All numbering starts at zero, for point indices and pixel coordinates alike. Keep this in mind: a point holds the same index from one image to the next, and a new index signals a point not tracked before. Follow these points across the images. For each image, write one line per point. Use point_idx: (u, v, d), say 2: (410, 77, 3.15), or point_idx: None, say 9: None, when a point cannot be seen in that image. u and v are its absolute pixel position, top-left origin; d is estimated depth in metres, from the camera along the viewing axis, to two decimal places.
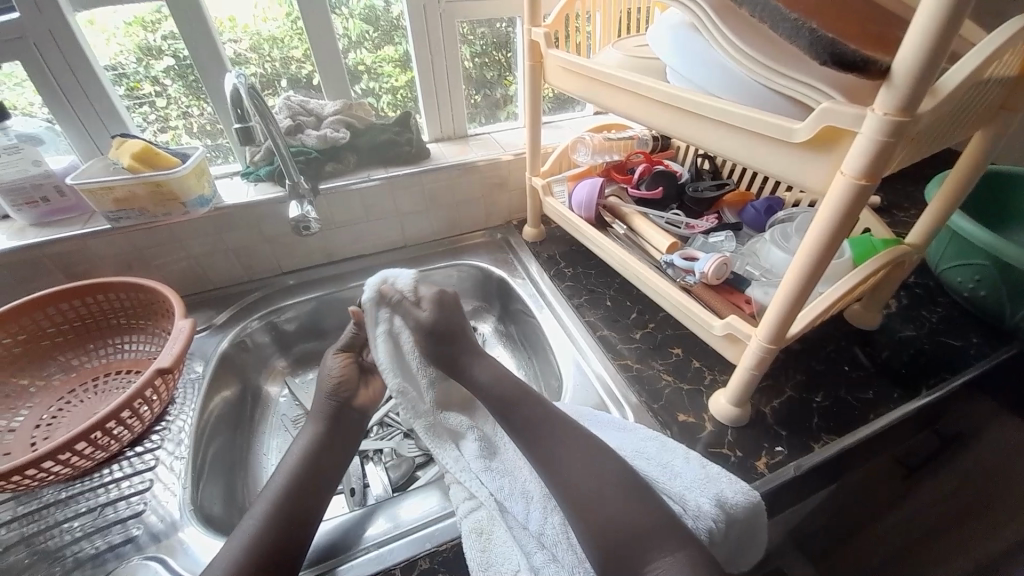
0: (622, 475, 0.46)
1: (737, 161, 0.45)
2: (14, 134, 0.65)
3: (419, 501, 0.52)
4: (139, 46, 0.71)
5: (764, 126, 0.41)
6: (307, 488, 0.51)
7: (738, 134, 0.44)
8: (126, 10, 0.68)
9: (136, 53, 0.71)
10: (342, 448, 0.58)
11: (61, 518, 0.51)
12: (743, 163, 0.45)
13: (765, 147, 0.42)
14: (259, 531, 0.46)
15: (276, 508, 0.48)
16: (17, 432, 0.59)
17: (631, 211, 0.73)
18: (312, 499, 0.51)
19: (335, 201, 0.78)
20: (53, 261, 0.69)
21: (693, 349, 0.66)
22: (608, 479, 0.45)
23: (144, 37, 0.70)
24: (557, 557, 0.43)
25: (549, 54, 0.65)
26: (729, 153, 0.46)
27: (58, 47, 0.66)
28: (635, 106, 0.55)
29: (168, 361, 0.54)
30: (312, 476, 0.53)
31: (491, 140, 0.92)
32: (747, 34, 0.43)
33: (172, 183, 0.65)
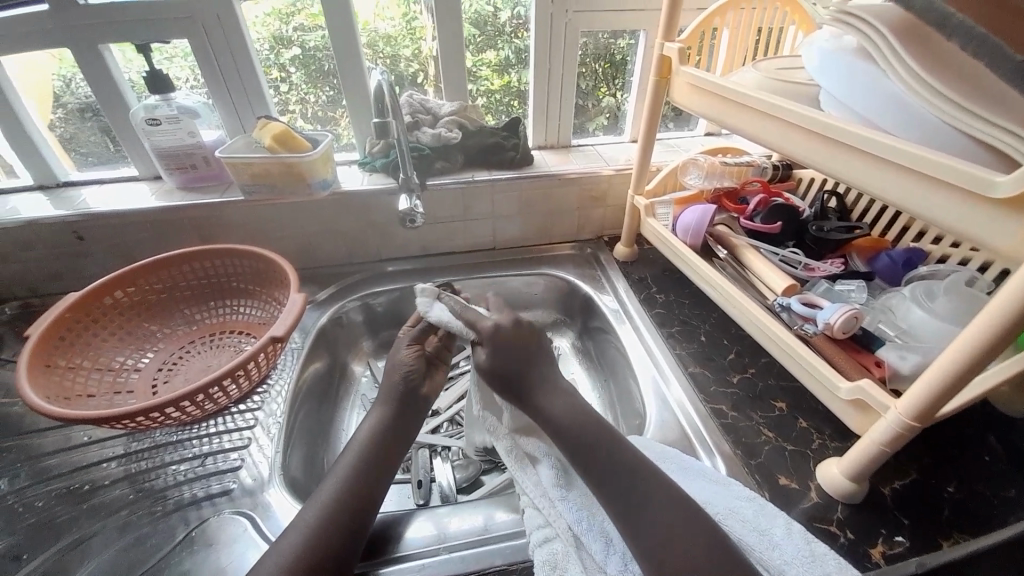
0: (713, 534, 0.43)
1: (903, 208, 0.40)
2: (176, 106, 0.73)
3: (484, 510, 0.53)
4: (274, 35, 0.77)
5: (950, 174, 0.35)
6: (374, 470, 0.52)
7: (911, 180, 0.39)
8: (266, 2, 0.75)
9: (270, 41, 0.78)
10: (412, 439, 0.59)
11: (168, 460, 0.57)
12: (911, 212, 0.40)
13: (948, 199, 0.37)
14: (331, 501, 0.47)
15: (347, 483, 0.49)
16: (142, 372, 0.66)
17: (742, 243, 0.68)
18: (380, 476, 0.52)
19: (440, 197, 0.80)
20: (191, 222, 0.77)
21: (798, 405, 0.60)
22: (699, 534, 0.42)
23: (279, 28, 0.77)
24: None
25: (681, 70, 0.61)
26: (893, 198, 0.41)
27: (222, 33, 0.74)
28: (775, 133, 0.51)
29: (280, 331, 0.58)
30: (373, 461, 0.53)
31: (595, 152, 0.90)
32: (936, 66, 0.38)
33: (303, 165, 0.70)
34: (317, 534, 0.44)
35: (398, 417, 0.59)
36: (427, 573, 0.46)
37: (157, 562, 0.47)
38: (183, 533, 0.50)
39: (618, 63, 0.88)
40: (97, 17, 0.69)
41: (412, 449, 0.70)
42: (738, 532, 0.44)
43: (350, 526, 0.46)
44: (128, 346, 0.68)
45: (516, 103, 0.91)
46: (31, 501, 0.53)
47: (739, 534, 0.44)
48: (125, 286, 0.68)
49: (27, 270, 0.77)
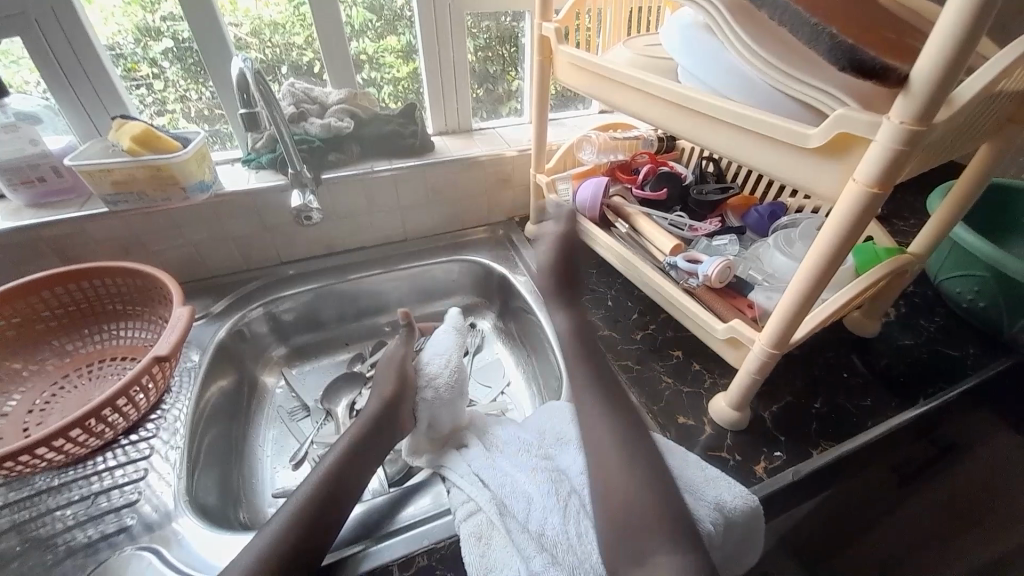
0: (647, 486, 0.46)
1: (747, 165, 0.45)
2: (12, 113, 0.62)
3: (416, 500, 0.53)
4: (138, 27, 0.69)
5: (779, 131, 0.40)
6: (342, 495, 0.50)
7: (751, 139, 0.44)
8: None
9: (135, 33, 0.69)
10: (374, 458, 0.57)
11: (52, 506, 0.50)
12: (753, 168, 0.45)
13: (778, 153, 0.42)
14: (280, 533, 0.45)
15: (305, 509, 0.47)
16: (9, 417, 0.58)
17: (635, 211, 0.72)
18: (343, 495, 0.50)
19: (339, 191, 0.77)
20: (46, 243, 0.67)
21: (693, 352, 0.66)
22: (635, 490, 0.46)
23: (143, 18, 0.68)
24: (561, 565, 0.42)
25: (560, 50, 0.64)
26: (740, 157, 0.46)
27: (59, 25, 0.64)
28: (647, 107, 0.54)
29: (166, 349, 0.53)
30: (335, 484, 0.51)
31: (496, 135, 0.91)
32: (761, 36, 0.43)
33: (173, 168, 0.64)
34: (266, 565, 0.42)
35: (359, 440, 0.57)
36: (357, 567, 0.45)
37: None
38: None
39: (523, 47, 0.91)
40: None
41: None
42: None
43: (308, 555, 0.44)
44: None
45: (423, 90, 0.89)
46: None
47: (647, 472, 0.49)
48: None
49: None
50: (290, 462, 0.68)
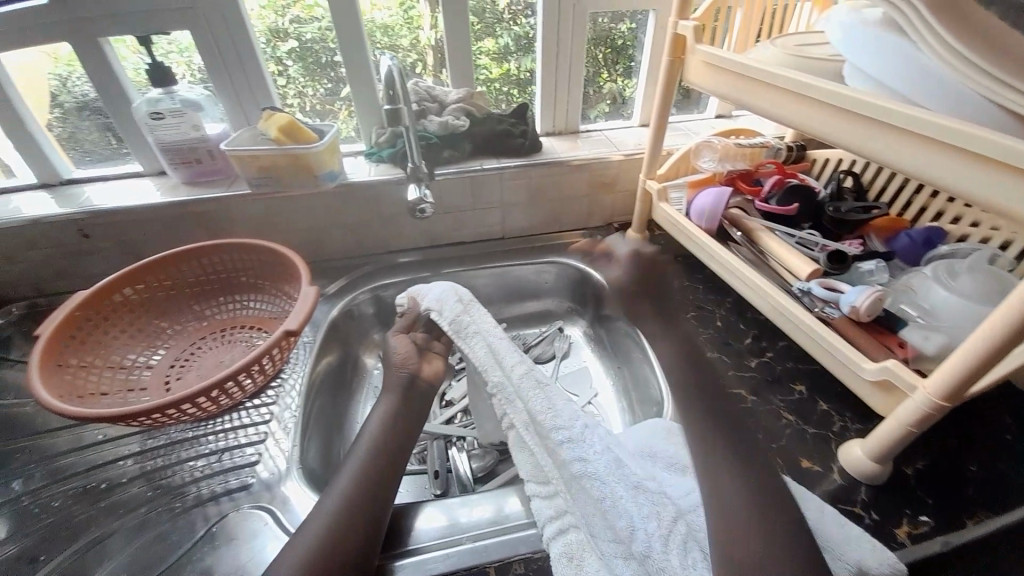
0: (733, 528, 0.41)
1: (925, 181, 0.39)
2: (179, 99, 0.70)
3: (484, 503, 0.52)
4: (269, 28, 0.75)
5: (978, 144, 0.34)
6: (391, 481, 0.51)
7: (940, 154, 0.38)
8: None
9: (266, 34, 0.75)
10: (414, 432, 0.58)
11: (185, 457, 0.57)
12: (939, 187, 0.39)
13: (978, 172, 0.35)
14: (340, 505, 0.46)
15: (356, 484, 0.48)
16: (154, 369, 0.66)
17: (757, 226, 0.68)
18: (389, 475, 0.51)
19: (447, 186, 0.79)
20: (196, 217, 0.75)
21: (819, 387, 0.60)
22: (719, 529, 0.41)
23: (274, 20, 0.74)
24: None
25: (697, 50, 0.60)
26: (920, 173, 0.40)
27: (213, 28, 0.71)
28: (798, 111, 0.49)
29: (295, 324, 0.57)
30: (381, 461, 0.52)
31: (604, 138, 0.89)
32: (967, 36, 0.37)
33: (311, 157, 0.69)
34: (328, 537, 0.43)
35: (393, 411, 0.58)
36: (436, 565, 0.46)
37: (180, 558, 0.47)
38: (204, 530, 0.50)
39: (619, 48, 0.86)
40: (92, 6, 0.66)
41: (427, 440, 0.70)
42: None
43: (364, 532, 0.45)
44: (139, 343, 0.67)
45: (515, 91, 0.89)
46: (47, 499, 0.53)
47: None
48: (134, 283, 0.67)
49: (32, 269, 0.75)
50: None
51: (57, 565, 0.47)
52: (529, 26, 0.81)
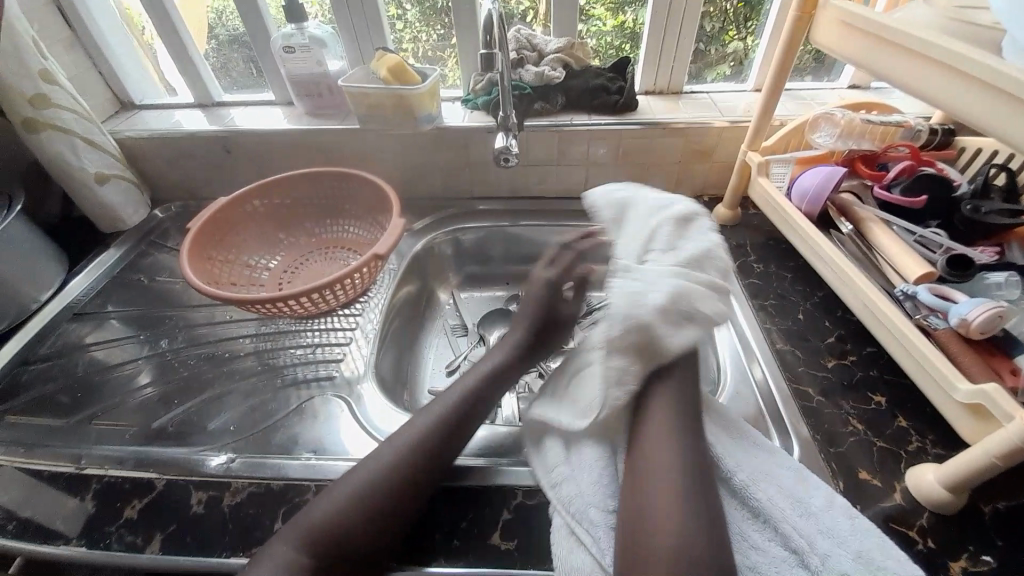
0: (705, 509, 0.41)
1: None
2: (309, 35, 0.77)
3: None
4: None
5: None
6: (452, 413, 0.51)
7: None
8: None
9: None
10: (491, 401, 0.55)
11: (289, 345, 0.68)
12: None
13: None
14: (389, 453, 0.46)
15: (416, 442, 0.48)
16: (271, 272, 0.78)
17: (870, 216, 0.60)
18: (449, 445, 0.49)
19: (535, 139, 0.80)
20: (311, 146, 0.85)
21: (901, 402, 0.54)
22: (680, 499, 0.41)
23: None
24: (576, 532, 0.43)
25: (831, 4, 0.53)
26: None
27: None
28: (947, 84, 0.43)
29: (383, 249, 0.64)
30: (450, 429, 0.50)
31: (707, 101, 0.83)
32: None
33: (411, 98, 0.74)
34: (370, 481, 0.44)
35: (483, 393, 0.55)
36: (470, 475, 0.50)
37: (275, 422, 0.58)
38: (295, 405, 0.60)
39: (755, 2, 0.78)
40: None
41: None
42: (770, 499, 0.44)
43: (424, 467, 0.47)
44: (262, 248, 0.79)
45: (626, 46, 0.85)
46: (185, 359, 0.67)
47: (777, 508, 0.43)
48: (261, 196, 0.78)
49: (186, 176, 0.91)
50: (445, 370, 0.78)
51: (189, 406, 0.61)
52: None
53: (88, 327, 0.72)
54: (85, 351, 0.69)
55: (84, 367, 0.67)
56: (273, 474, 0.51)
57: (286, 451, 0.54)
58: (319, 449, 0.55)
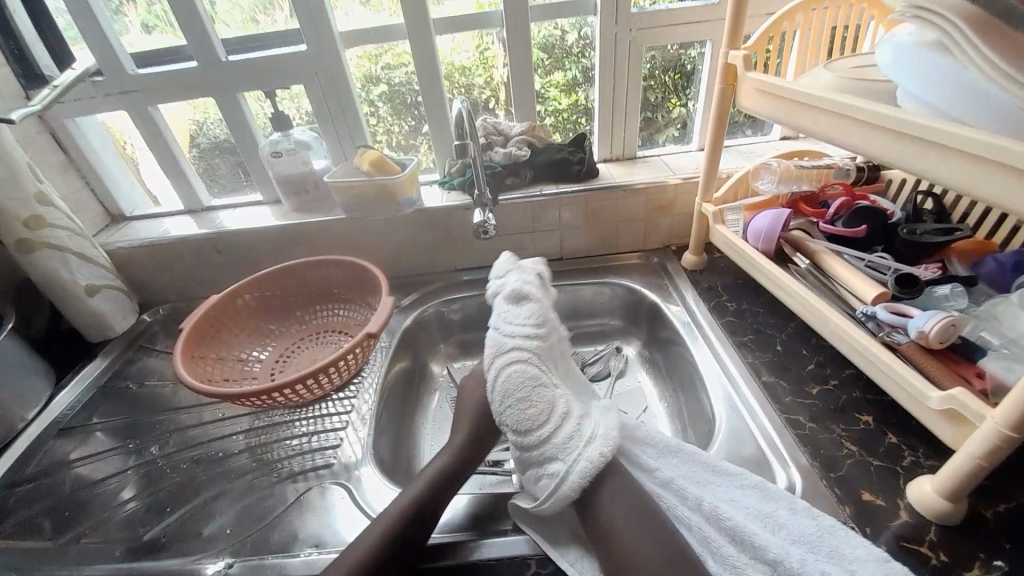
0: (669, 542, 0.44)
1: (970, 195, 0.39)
2: (294, 140, 0.86)
3: None
4: (365, 75, 0.88)
5: (1010, 153, 0.35)
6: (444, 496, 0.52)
7: (971, 162, 0.39)
8: (359, 47, 0.85)
9: (362, 81, 0.88)
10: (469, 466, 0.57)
11: (284, 436, 0.68)
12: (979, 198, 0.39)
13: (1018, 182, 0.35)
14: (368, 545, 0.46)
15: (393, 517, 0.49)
16: (264, 363, 0.79)
17: (821, 248, 0.66)
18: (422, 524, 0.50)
19: (509, 210, 0.87)
20: (300, 238, 0.90)
21: (887, 420, 0.57)
22: (656, 546, 0.43)
23: (369, 68, 0.87)
24: None
25: (747, 76, 0.62)
26: (961, 184, 0.40)
27: (320, 84, 0.84)
28: (845, 130, 0.50)
29: (374, 327, 0.67)
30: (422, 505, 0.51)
31: (660, 163, 0.92)
32: (1007, 54, 0.40)
33: (392, 186, 0.80)
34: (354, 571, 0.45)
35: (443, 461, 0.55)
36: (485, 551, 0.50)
37: (274, 518, 0.56)
38: (294, 497, 0.59)
39: (688, 74, 0.90)
40: (234, 69, 0.82)
41: None
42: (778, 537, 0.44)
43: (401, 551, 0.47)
44: (254, 341, 0.80)
45: (583, 120, 0.95)
46: (177, 463, 0.66)
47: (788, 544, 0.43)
48: (253, 291, 0.80)
49: (176, 278, 0.94)
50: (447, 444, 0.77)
51: (182, 512, 0.59)
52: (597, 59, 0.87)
53: (74, 442, 0.70)
54: (70, 467, 0.66)
55: (71, 483, 0.64)
56: (275, 573, 0.50)
57: (286, 550, 0.52)
58: (320, 541, 0.53)
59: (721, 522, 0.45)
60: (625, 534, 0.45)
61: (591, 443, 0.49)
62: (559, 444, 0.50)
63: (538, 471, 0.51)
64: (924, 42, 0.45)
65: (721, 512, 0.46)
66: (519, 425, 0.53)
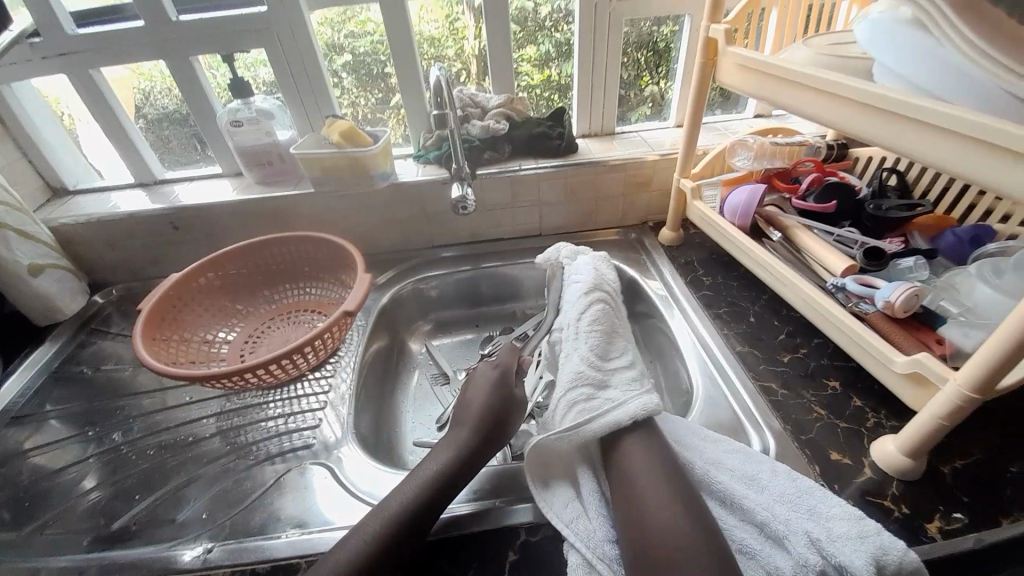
0: (671, 499, 0.45)
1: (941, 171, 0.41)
2: (255, 109, 0.80)
3: None
4: (326, 43, 0.82)
5: (982, 129, 0.36)
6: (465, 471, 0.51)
7: (945, 137, 0.40)
8: (317, 12, 0.79)
9: (324, 49, 0.83)
10: (494, 443, 0.55)
11: (258, 418, 0.65)
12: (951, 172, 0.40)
13: (989, 157, 0.37)
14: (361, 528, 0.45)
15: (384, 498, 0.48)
16: (231, 344, 0.75)
17: (794, 223, 0.68)
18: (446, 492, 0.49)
19: (488, 186, 0.84)
20: (265, 213, 0.85)
21: (853, 385, 0.60)
22: (657, 492, 0.44)
23: (331, 35, 0.82)
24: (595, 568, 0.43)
25: (727, 51, 0.62)
26: (933, 159, 0.41)
27: (283, 47, 0.78)
28: (824, 106, 0.51)
29: (352, 304, 0.64)
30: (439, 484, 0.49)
31: (639, 138, 0.91)
32: (984, 31, 0.41)
33: (366, 159, 0.76)
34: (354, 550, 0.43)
35: (467, 436, 0.54)
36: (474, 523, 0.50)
37: (253, 501, 0.54)
38: (273, 480, 0.57)
39: (660, 51, 0.89)
40: (186, 29, 0.75)
41: None
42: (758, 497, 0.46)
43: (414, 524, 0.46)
44: (219, 321, 0.76)
45: (556, 96, 0.93)
46: (141, 449, 0.62)
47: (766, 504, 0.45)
48: (216, 269, 0.76)
49: (128, 257, 0.87)
50: (429, 422, 0.76)
51: (153, 498, 0.56)
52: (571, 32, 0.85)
53: (21, 434, 0.65)
54: (25, 457, 0.62)
55: (22, 478, 0.59)
56: (257, 556, 0.48)
57: (268, 531, 0.51)
58: (302, 522, 0.51)
59: (708, 487, 0.48)
60: (631, 487, 0.45)
61: (649, 393, 0.52)
62: (626, 382, 0.54)
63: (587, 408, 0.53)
64: (902, 19, 0.46)
65: (708, 476, 0.48)
66: (599, 351, 0.58)
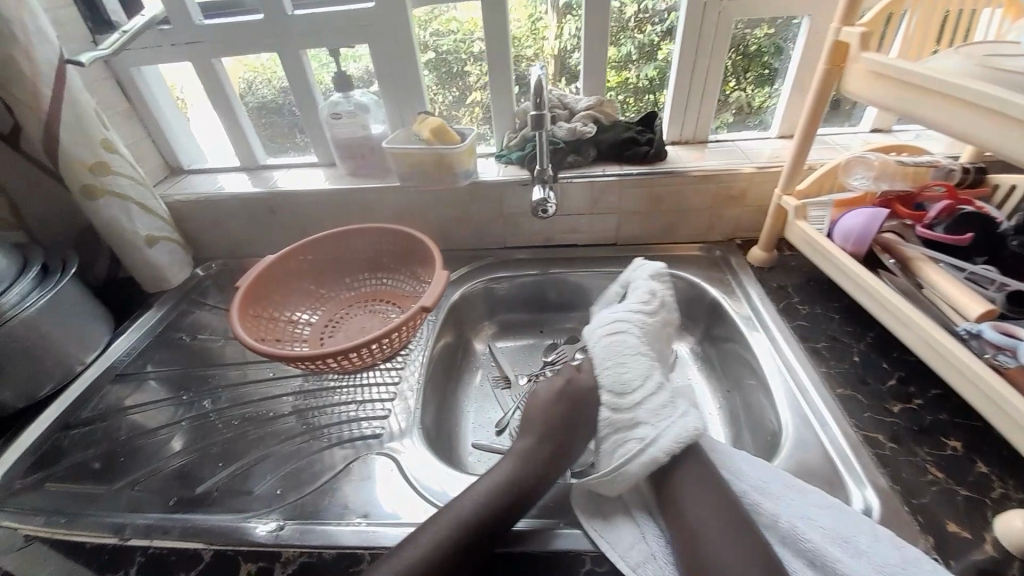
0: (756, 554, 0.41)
1: None
2: (354, 102, 0.83)
3: None
4: None
5: None
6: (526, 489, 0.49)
7: None
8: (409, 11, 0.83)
9: None
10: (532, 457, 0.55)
11: (333, 402, 0.68)
12: None
13: None
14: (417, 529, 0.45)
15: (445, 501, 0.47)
16: (313, 326, 0.78)
17: (918, 255, 0.60)
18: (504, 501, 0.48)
19: (569, 190, 0.82)
20: (351, 203, 0.88)
21: (979, 447, 0.52)
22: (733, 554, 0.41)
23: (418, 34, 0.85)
24: None
25: (862, 57, 0.56)
26: None
27: (384, 44, 0.81)
28: (980, 124, 0.44)
29: (430, 301, 0.65)
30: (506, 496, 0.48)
31: (735, 148, 0.85)
32: None
33: (451, 157, 0.77)
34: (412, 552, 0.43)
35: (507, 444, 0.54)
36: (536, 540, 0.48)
37: (324, 484, 0.56)
38: (342, 465, 0.59)
39: (750, 54, 0.82)
40: (300, 24, 0.80)
41: None
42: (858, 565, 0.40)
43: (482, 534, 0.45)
44: (304, 304, 0.80)
45: (630, 100, 0.92)
46: (227, 419, 0.67)
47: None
48: (306, 254, 0.80)
49: (228, 235, 0.94)
50: (492, 427, 0.75)
51: (232, 469, 0.60)
52: (654, 33, 0.84)
53: (129, 388, 0.72)
54: (125, 414, 0.68)
55: (126, 430, 0.66)
56: (323, 541, 0.49)
57: (335, 517, 0.52)
58: (367, 512, 0.53)
59: (800, 544, 0.43)
60: (704, 540, 0.43)
61: (685, 417, 0.50)
62: (653, 411, 0.52)
63: (627, 435, 0.52)
64: None
65: (801, 533, 0.43)
66: (614, 388, 0.56)
